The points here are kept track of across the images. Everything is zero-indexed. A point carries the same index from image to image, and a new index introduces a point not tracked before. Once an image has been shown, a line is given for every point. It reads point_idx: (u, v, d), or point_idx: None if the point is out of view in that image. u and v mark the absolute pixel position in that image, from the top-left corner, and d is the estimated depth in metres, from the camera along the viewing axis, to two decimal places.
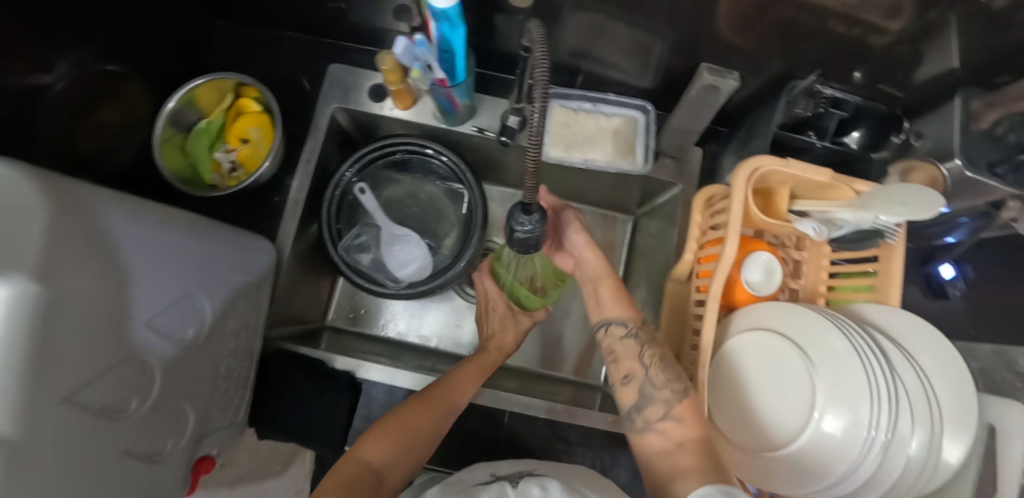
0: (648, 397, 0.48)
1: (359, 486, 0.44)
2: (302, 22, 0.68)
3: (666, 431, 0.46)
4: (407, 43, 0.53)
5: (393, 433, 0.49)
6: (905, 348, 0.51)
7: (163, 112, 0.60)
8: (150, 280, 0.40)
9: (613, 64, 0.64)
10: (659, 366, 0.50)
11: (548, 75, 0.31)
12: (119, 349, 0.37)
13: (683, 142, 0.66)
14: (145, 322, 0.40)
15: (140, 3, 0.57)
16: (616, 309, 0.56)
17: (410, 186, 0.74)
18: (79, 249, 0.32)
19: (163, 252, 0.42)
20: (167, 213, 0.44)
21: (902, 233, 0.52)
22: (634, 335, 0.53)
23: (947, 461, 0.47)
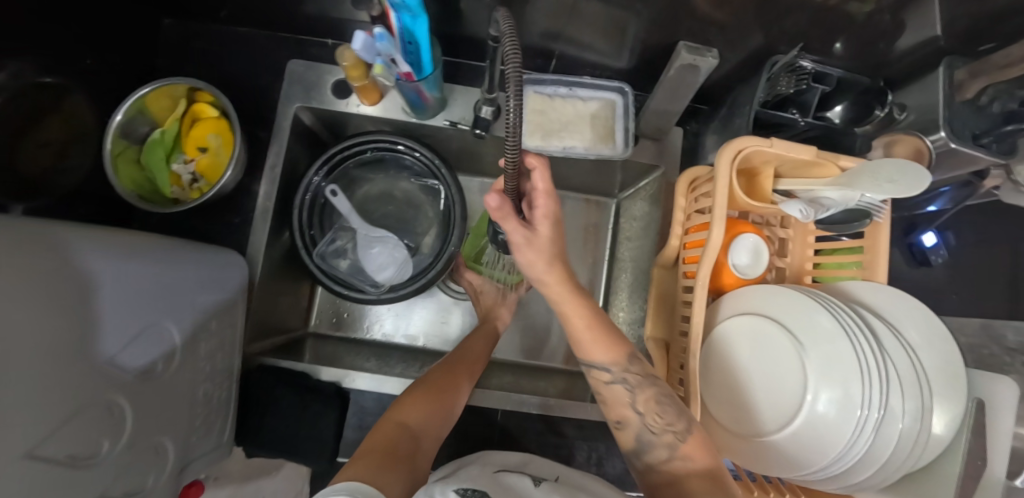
0: (649, 444, 0.47)
1: (397, 445, 0.41)
2: (255, 15, 0.63)
3: (674, 471, 0.45)
4: (367, 38, 0.48)
5: (424, 400, 0.48)
6: (892, 323, 0.51)
7: (113, 125, 0.56)
8: (111, 314, 0.38)
9: (588, 46, 0.61)
10: (655, 411, 0.47)
11: (519, 59, 0.29)
12: (81, 394, 0.35)
13: (664, 124, 0.64)
14: (109, 359, 0.38)
15: (72, 5, 0.53)
16: (600, 352, 0.49)
17: (384, 184, 0.71)
18: (24, 294, 0.30)
19: (123, 282, 0.40)
20: (124, 240, 0.42)
21: (888, 210, 0.52)
22: (622, 381, 0.49)
23: (938, 433, 0.47)
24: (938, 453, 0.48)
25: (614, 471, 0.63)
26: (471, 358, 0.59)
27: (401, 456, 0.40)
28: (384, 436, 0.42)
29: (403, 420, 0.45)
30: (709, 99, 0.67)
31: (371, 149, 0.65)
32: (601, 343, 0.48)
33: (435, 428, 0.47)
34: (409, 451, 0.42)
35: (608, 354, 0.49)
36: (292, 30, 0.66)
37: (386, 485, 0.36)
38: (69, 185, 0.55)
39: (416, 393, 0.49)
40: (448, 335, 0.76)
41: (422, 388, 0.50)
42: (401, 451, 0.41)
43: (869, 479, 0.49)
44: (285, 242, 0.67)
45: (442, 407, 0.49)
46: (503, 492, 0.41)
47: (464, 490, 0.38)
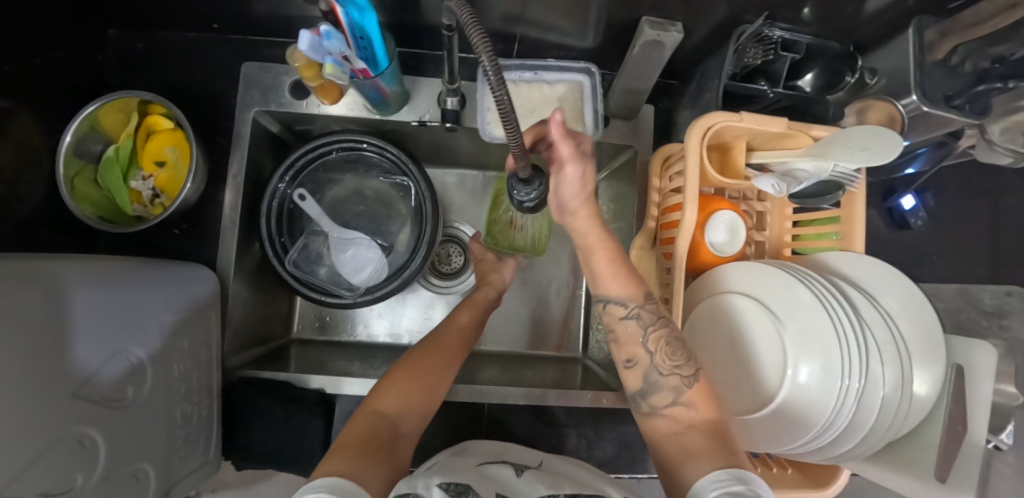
0: (654, 385, 0.46)
1: (376, 435, 0.40)
2: (201, 18, 0.61)
3: (674, 417, 0.44)
4: (312, 37, 0.46)
5: (403, 383, 0.47)
6: (868, 291, 0.51)
7: (63, 146, 0.54)
8: (83, 341, 0.38)
9: (551, 27, 0.59)
10: (665, 351, 0.46)
11: (489, 40, 0.29)
12: (48, 431, 0.34)
13: (633, 103, 0.62)
14: (74, 392, 0.37)
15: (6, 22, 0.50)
16: (614, 285, 0.49)
17: (353, 184, 0.69)
18: None
19: (93, 308, 0.39)
20: (99, 265, 0.43)
21: (862, 180, 0.51)
22: (635, 316, 0.47)
23: (919, 397, 0.48)
24: (919, 420, 0.48)
25: (605, 454, 0.64)
26: (454, 336, 0.58)
27: (381, 444, 0.39)
28: (363, 426, 0.41)
29: (379, 407, 0.44)
30: (679, 74, 0.65)
31: (335, 150, 0.63)
32: (619, 277, 0.49)
33: (416, 409, 0.46)
34: (389, 439, 0.41)
35: (625, 288, 0.48)
36: (242, 31, 0.63)
37: (365, 475, 0.34)
38: (24, 211, 0.53)
39: (394, 376, 0.48)
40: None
41: (400, 370, 0.49)
42: (379, 440, 0.40)
43: (855, 448, 0.49)
44: (257, 251, 0.66)
45: (422, 386, 0.48)
46: (487, 484, 0.40)
47: (448, 484, 0.37)
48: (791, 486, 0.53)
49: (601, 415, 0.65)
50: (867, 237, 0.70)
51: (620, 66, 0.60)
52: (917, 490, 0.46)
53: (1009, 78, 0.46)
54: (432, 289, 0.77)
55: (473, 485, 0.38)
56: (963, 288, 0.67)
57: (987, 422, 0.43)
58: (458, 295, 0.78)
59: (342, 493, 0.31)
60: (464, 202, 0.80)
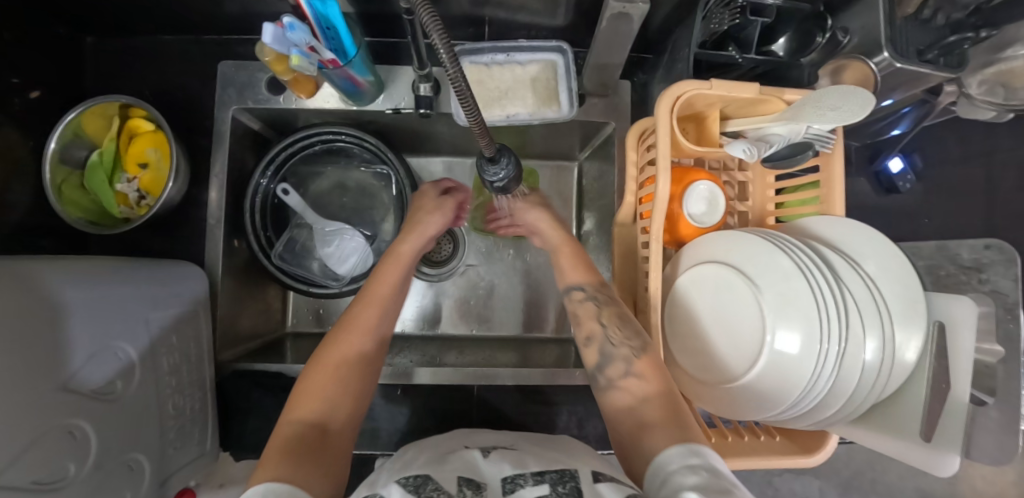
0: (609, 356, 0.49)
1: (302, 443, 0.39)
2: (171, 19, 0.61)
3: (628, 388, 0.47)
4: (275, 30, 0.47)
5: (324, 375, 0.44)
6: (849, 256, 0.50)
7: (47, 153, 0.55)
8: (67, 340, 0.39)
9: (518, 7, 0.58)
10: (617, 325, 0.50)
11: (443, 26, 0.28)
12: (39, 422, 0.36)
13: (607, 79, 0.61)
14: (60, 386, 0.38)
15: None
16: (577, 274, 0.56)
17: (335, 176, 0.70)
18: None
19: (76, 304, 0.40)
20: (82, 265, 0.43)
21: (836, 140, 0.51)
22: (593, 297, 0.54)
23: (904, 359, 0.47)
24: (904, 382, 0.47)
25: (596, 430, 0.65)
26: (372, 301, 0.50)
27: (307, 452, 0.38)
28: (290, 436, 0.40)
29: (301, 415, 0.41)
30: (653, 47, 0.65)
31: (316, 143, 0.64)
32: (578, 267, 0.57)
33: (342, 407, 0.43)
34: (318, 443, 0.40)
35: (581, 275, 0.56)
36: (214, 30, 0.63)
37: (306, 481, 0.36)
38: (13, 219, 0.55)
39: (313, 373, 0.45)
40: (427, 319, 0.77)
41: (319, 361, 0.46)
42: (306, 446, 0.39)
43: (838, 413, 0.49)
44: (244, 247, 0.67)
45: (346, 375, 0.45)
46: (450, 467, 0.40)
47: (406, 480, 0.37)
48: (777, 454, 0.53)
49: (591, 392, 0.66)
50: (855, 202, 0.69)
51: (591, 42, 0.60)
52: (902, 451, 0.46)
53: (983, 29, 0.44)
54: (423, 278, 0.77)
55: (431, 474, 0.38)
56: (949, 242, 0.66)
57: (970, 380, 0.43)
58: (449, 283, 0.79)
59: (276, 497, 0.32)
60: (449, 189, 0.80)
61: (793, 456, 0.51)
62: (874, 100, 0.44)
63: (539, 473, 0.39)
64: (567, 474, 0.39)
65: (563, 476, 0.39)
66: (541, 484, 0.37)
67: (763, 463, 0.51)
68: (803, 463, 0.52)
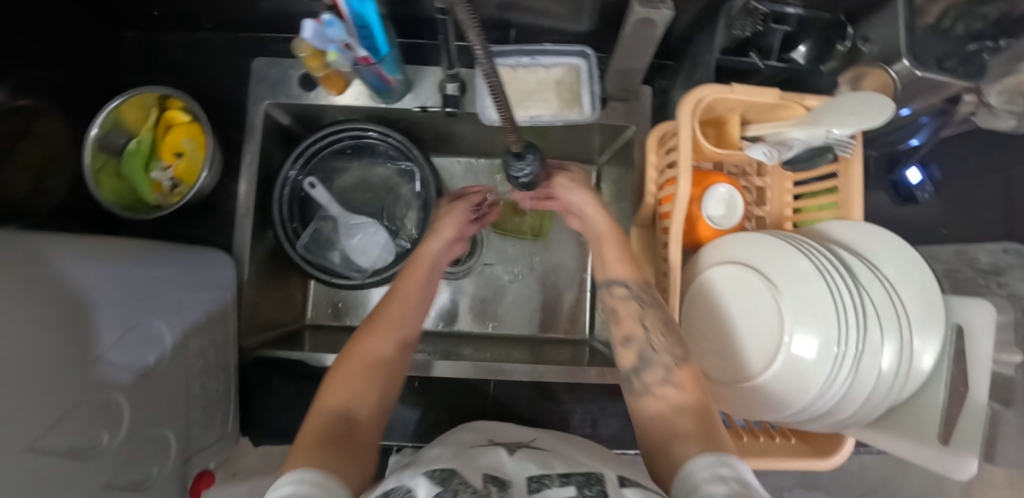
0: (648, 361, 0.49)
1: (332, 433, 0.38)
2: (210, 16, 0.64)
3: (665, 397, 0.47)
4: (315, 26, 0.47)
5: (355, 369, 0.44)
6: (870, 261, 0.51)
7: (88, 139, 0.57)
8: (102, 315, 0.40)
9: (544, 11, 0.60)
10: (659, 331, 0.50)
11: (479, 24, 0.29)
12: (78, 390, 0.37)
13: (629, 83, 0.63)
14: (98, 358, 0.39)
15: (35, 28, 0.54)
16: (619, 268, 0.54)
17: (360, 172, 0.72)
18: (15, 301, 0.32)
19: (106, 283, 0.41)
20: (119, 245, 0.45)
21: (857, 144, 0.51)
22: (637, 297, 0.52)
23: (920, 366, 0.47)
24: (920, 386, 0.48)
25: (609, 429, 0.65)
26: (399, 296, 0.51)
27: (340, 442, 0.38)
28: (320, 426, 0.39)
29: (329, 405, 0.41)
30: (674, 54, 0.66)
31: (343, 138, 0.65)
32: (622, 260, 0.55)
33: (370, 399, 0.43)
34: (348, 434, 0.39)
35: (624, 269, 0.54)
36: (251, 28, 0.66)
37: (341, 471, 0.35)
38: (52, 203, 0.57)
39: (345, 365, 0.45)
40: (443, 315, 0.78)
41: (346, 356, 0.45)
42: (336, 434, 0.38)
43: (853, 415, 0.49)
44: (270, 238, 0.69)
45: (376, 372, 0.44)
46: (475, 467, 0.38)
47: (433, 473, 0.35)
48: (791, 455, 0.53)
49: (606, 392, 0.66)
50: (873, 212, 0.70)
51: (614, 47, 0.62)
52: (919, 454, 0.46)
53: (999, 38, 0.47)
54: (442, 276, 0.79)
55: (457, 468, 0.36)
56: (962, 246, 0.67)
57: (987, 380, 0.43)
58: (467, 281, 0.80)
59: (311, 487, 0.31)
60: (470, 188, 0.81)
61: (808, 458, 0.51)
62: (895, 108, 0.45)
63: (565, 474, 0.38)
64: (594, 478, 0.37)
65: (590, 479, 0.37)
66: (568, 486, 0.36)
67: (775, 464, 0.51)
68: (820, 467, 0.52)
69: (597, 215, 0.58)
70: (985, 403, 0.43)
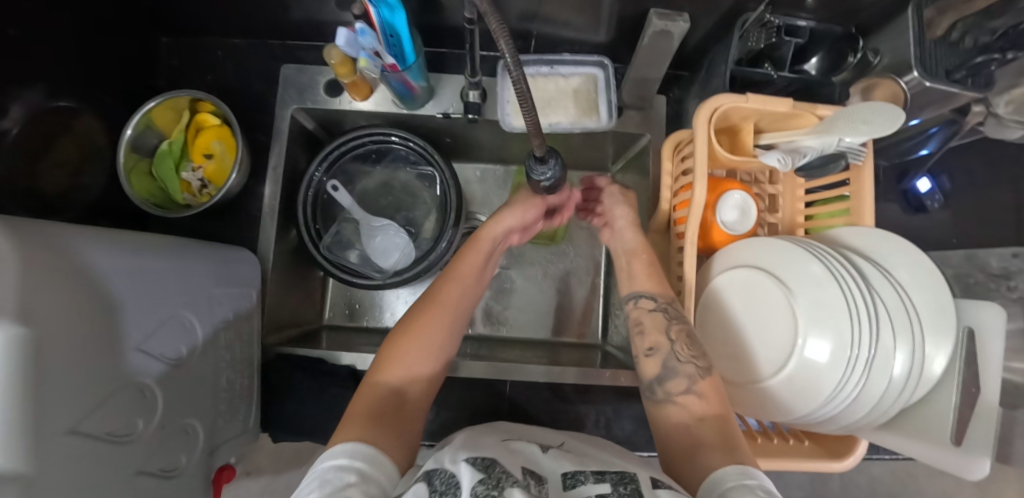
0: (671, 371, 0.50)
1: (384, 408, 0.43)
2: (243, 23, 0.67)
3: (687, 405, 0.48)
4: (349, 34, 0.52)
5: (405, 348, 0.48)
6: (882, 266, 0.52)
7: (123, 139, 0.60)
8: (141, 305, 0.41)
9: (564, 23, 0.62)
10: (685, 344, 0.51)
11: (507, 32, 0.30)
12: (116, 377, 0.38)
13: (644, 92, 0.65)
14: (137, 346, 0.40)
15: (79, 34, 0.57)
16: (646, 282, 0.57)
17: (381, 176, 0.74)
18: (65, 288, 0.33)
19: (149, 275, 0.42)
20: (159, 240, 0.46)
21: (867, 152, 0.53)
22: (663, 309, 0.54)
23: (932, 371, 0.48)
24: (933, 389, 0.48)
25: (623, 432, 0.66)
26: (458, 279, 0.53)
27: (388, 418, 0.42)
28: (372, 400, 0.43)
29: (383, 380, 0.45)
30: (689, 65, 0.68)
31: (367, 143, 0.67)
32: (649, 275, 0.57)
33: (417, 378, 0.47)
34: (396, 409, 0.43)
35: (652, 284, 0.56)
36: (280, 36, 0.69)
37: (381, 440, 0.40)
38: (85, 200, 0.59)
39: (398, 343, 0.48)
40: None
41: (401, 332, 0.49)
42: (387, 410, 0.42)
43: (865, 417, 0.49)
44: (293, 239, 0.71)
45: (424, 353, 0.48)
46: (516, 459, 0.39)
47: (475, 460, 0.36)
48: (804, 457, 0.53)
49: (620, 394, 0.67)
50: (884, 220, 0.71)
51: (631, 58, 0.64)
52: (931, 455, 0.47)
53: (1008, 50, 0.47)
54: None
55: (497, 458, 0.37)
56: (972, 254, 0.68)
57: (999, 387, 0.44)
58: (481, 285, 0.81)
59: (361, 459, 0.37)
60: (486, 193, 0.83)
61: (822, 460, 0.52)
62: (902, 111, 0.47)
63: (598, 472, 0.39)
64: (627, 477, 0.39)
65: (624, 478, 0.39)
66: (603, 483, 0.38)
67: (787, 465, 0.52)
68: (833, 469, 0.53)
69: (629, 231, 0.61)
70: (998, 407, 0.44)
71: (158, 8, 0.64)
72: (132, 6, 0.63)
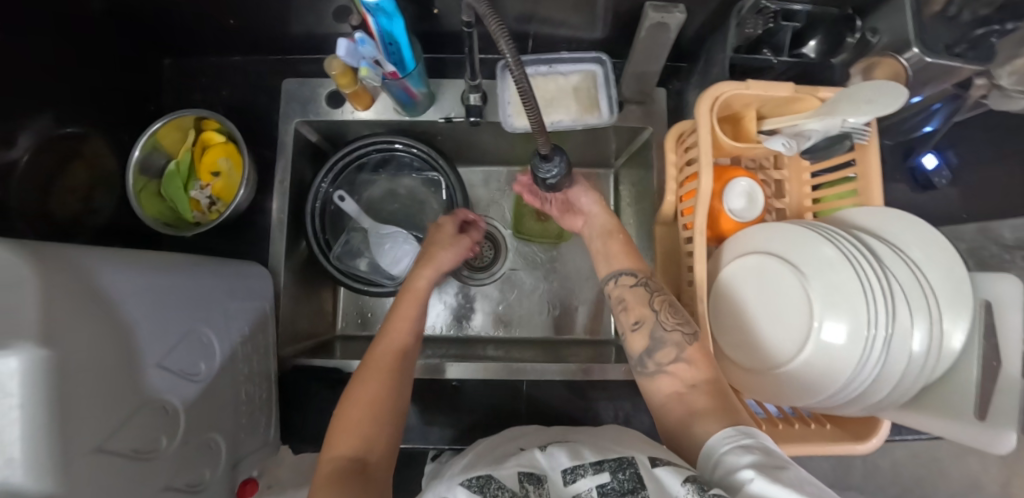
0: (660, 341, 0.50)
1: (347, 478, 0.39)
2: (243, 41, 0.68)
3: (678, 373, 0.48)
4: (349, 45, 0.52)
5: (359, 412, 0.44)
6: (894, 243, 0.52)
7: (132, 161, 0.60)
8: (159, 322, 0.42)
9: (560, 22, 0.63)
10: (668, 312, 0.52)
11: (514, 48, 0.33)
12: (139, 394, 0.39)
13: (644, 85, 0.65)
14: (156, 363, 0.41)
15: (83, 61, 0.57)
16: (624, 261, 0.58)
17: (387, 184, 0.74)
18: (85, 308, 0.33)
19: (166, 292, 0.43)
20: (174, 257, 0.47)
21: (872, 131, 0.53)
22: (643, 284, 0.55)
23: (953, 345, 0.48)
24: (955, 363, 0.48)
25: (642, 426, 0.66)
26: (397, 334, 0.51)
27: (353, 485, 0.38)
28: (334, 470, 0.40)
29: (341, 450, 0.42)
30: (687, 56, 0.69)
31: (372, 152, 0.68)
32: (626, 254, 0.59)
33: (379, 441, 0.43)
34: (360, 473, 0.40)
35: (628, 261, 0.58)
36: (280, 51, 0.70)
37: None
38: (97, 223, 0.60)
39: (347, 412, 0.45)
40: (470, 321, 0.80)
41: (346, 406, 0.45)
42: (348, 478, 0.39)
43: (887, 398, 0.49)
44: (303, 251, 0.71)
45: (382, 410, 0.45)
46: (513, 466, 0.42)
47: (470, 482, 0.40)
48: (825, 441, 0.53)
49: (638, 388, 0.67)
50: (893, 200, 0.71)
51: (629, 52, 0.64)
52: (958, 431, 0.46)
53: (1007, 21, 0.49)
54: (466, 283, 0.81)
55: (492, 474, 0.41)
56: (984, 228, 0.68)
57: (1022, 357, 0.44)
58: (490, 288, 0.81)
59: None
60: (491, 195, 0.83)
61: (843, 442, 0.52)
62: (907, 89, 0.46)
63: (597, 462, 0.41)
64: (625, 461, 0.41)
65: (622, 463, 0.40)
66: (602, 473, 0.40)
67: (806, 449, 0.53)
68: (857, 451, 0.53)
69: (600, 214, 0.63)
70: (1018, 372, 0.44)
71: (160, 30, 0.65)
72: (134, 29, 0.64)
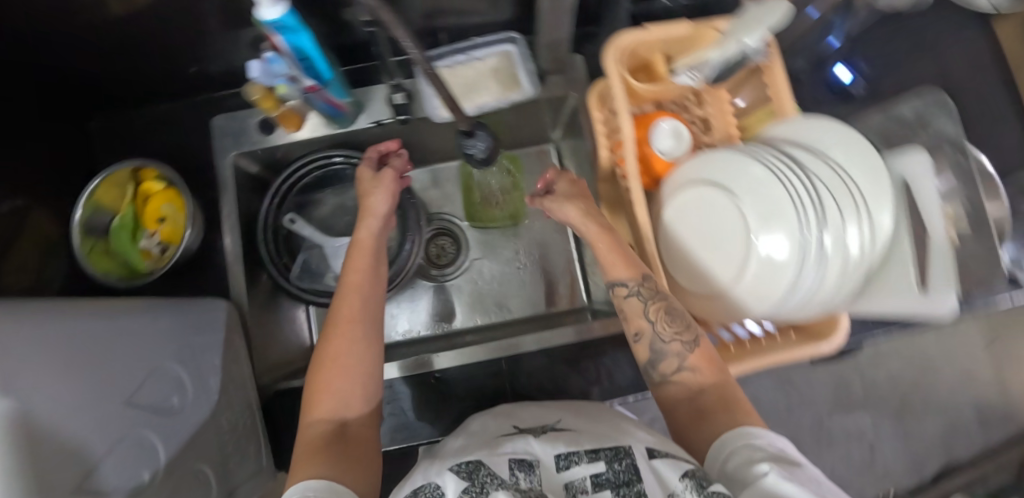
0: (661, 353, 0.52)
1: (329, 444, 0.40)
2: (163, 90, 0.69)
3: (685, 382, 0.50)
4: (261, 65, 0.54)
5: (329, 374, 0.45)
6: (819, 151, 0.53)
7: (75, 223, 0.60)
8: (121, 362, 0.42)
9: (467, 9, 0.65)
10: (665, 320, 0.52)
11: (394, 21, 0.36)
12: (116, 429, 0.39)
13: (558, 55, 0.68)
14: (126, 401, 0.41)
15: (7, 134, 0.58)
16: (620, 270, 0.56)
17: (336, 200, 0.76)
18: (38, 351, 0.34)
19: (121, 334, 0.43)
20: (127, 302, 0.47)
21: (774, 49, 0.57)
22: (638, 292, 0.54)
23: (887, 234, 0.50)
24: (889, 249, 0.50)
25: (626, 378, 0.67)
26: (351, 289, 0.51)
27: (333, 450, 0.40)
28: (315, 435, 0.42)
29: (320, 415, 0.43)
30: (595, 19, 0.72)
31: (313, 168, 0.69)
32: (618, 261, 0.56)
33: (354, 404, 0.45)
34: (339, 439, 0.42)
35: (627, 270, 0.56)
36: (205, 90, 0.71)
37: (344, 475, 0.38)
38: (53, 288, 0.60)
39: (320, 377, 0.46)
40: (449, 318, 0.81)
41: (319, 364, 0.47)
42: (328, 444, 0.40)
43: (830, 299, 0.51)
44: (265, 284, 0.72)
45: (354, 364, 0.46)
46: (497, 455, 0.42)
47: (459, 468, 0.40)
48: (789, 348, 0.57)
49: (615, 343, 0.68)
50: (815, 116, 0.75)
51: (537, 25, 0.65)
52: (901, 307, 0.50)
53: None
54: (434, 283, 0.82)
55: (481, 460, 0.41)
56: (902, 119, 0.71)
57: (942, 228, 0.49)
58: (461, 283, 0.83)
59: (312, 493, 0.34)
60: (443, 192, 0.85)
61: (809, 344, 0.55)
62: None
63: (593, 450, 0.42)
64: (621, 451, 0.41)
65: (619, 452, 0.41)
66: (597, 462, 0.40)
67: (774, 358, 0.56)
68: (823, 350, 0.56)
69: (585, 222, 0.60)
70: (947, 243, 0.49)
71: None
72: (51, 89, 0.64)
